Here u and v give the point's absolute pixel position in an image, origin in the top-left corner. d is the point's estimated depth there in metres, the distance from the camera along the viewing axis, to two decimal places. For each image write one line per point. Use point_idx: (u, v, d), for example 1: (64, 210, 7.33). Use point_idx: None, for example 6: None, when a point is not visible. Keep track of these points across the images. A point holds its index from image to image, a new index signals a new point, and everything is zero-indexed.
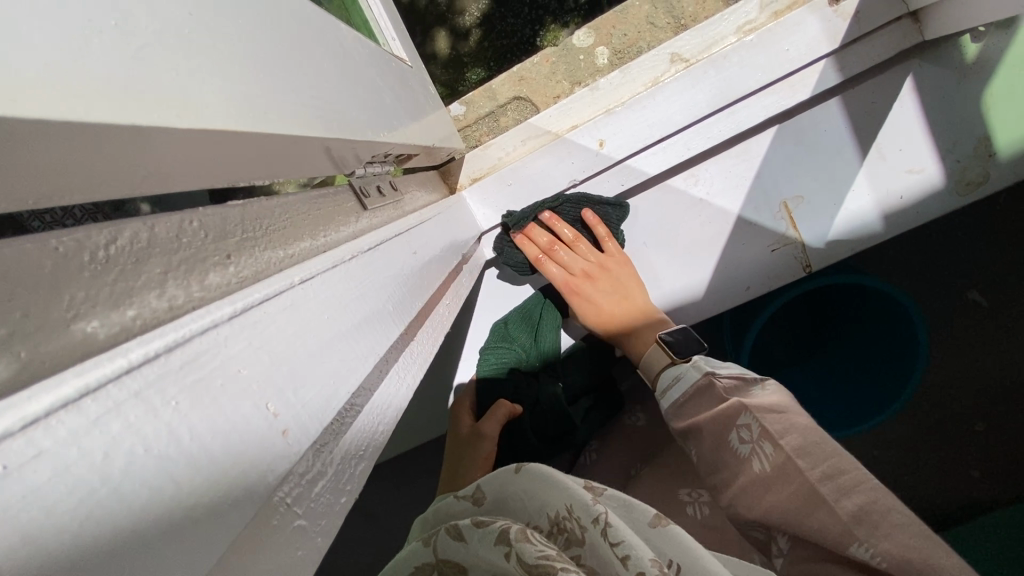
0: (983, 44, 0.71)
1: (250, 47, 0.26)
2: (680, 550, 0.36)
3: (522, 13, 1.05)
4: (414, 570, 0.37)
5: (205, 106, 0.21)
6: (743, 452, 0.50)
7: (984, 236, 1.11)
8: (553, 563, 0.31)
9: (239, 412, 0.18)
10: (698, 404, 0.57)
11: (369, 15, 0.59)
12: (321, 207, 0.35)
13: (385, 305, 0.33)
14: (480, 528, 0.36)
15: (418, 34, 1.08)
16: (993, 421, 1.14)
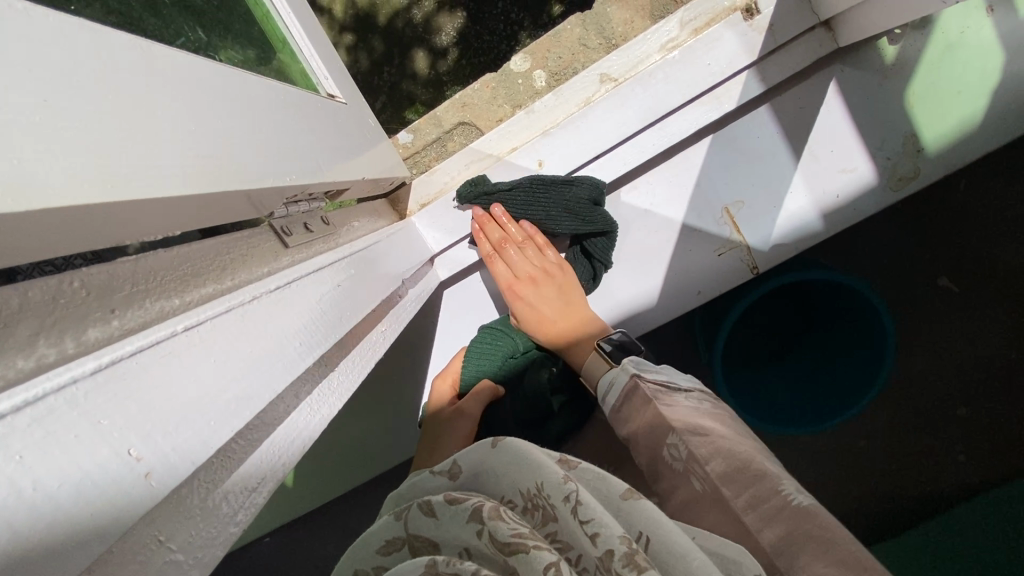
0: (900, 45, 0.74)
1: None
2: (647, 521, 0.39)
3: (496, 32, 1.19)
4: (386, 543, 0.40)
5: (70, 182, 0.23)
6: (677, 468, 0.50)
7: (946, 226, 1.17)
8: (525, 540, 0.34)
9: (95, 459, 0.20)
10: (633, 402, 0.58)
11: (301, 58, 0.62)
12: (233, 251, 0.38)
13: (293, 341, 0.35)
14: (451, 506, 0.38)
15: (399, 55, 1.21)
16: (975, 404, 1.19)
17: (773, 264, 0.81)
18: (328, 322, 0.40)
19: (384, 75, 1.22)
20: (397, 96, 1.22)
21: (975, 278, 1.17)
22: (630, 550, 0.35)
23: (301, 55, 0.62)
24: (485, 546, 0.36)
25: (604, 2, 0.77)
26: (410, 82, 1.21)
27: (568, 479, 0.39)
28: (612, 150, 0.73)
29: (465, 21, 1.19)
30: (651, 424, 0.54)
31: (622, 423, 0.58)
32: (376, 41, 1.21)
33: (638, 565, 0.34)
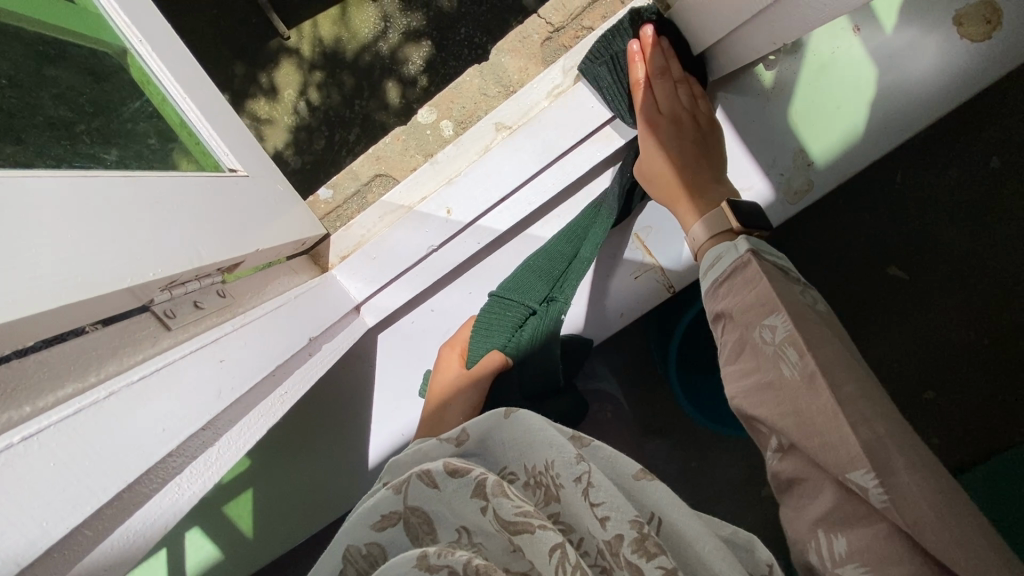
0: (776, 70, 0.79)
1: None
2: (662, 503, 0.49)
3: (461, 56, 1.30)
4: (382, 515, 0.50)
5: None
6: (768, 351, 0.52)
7: (892, 211, 1.21)
8: (531, 522, 0.46)
9: None
10: (737, 280, 0.57)
11: (201, 139, 0.66)
12: (106, 344, 0.41)
13: (154, 428, 0.38)
14: (456, 479, 0.49)
15: (371, 86, 1.33)
16: (940, 387, 1.22)
17: (688, 283, 0.85)
18: (204, 400, 0.43)
19: (359, 107, 1.33)
20: (371, 125, 1.33)
21: (920, 266, 1.22)
22: (639, 537, 0.45)
23: (206, 138, 0.66)
24: (490, 519, 0.48)
25: (498, 53, 0.82)
26: (385, 112, 1.32)
27: (579, 463, 0.49)
28: (515, 194, 0.77)
29: (431, 50, 1.31)
30: (757, 299, 0.54)
31: (717, 298, 0.59)
32: (347, 76, 1.33)
33: (642, 545, 0.45)
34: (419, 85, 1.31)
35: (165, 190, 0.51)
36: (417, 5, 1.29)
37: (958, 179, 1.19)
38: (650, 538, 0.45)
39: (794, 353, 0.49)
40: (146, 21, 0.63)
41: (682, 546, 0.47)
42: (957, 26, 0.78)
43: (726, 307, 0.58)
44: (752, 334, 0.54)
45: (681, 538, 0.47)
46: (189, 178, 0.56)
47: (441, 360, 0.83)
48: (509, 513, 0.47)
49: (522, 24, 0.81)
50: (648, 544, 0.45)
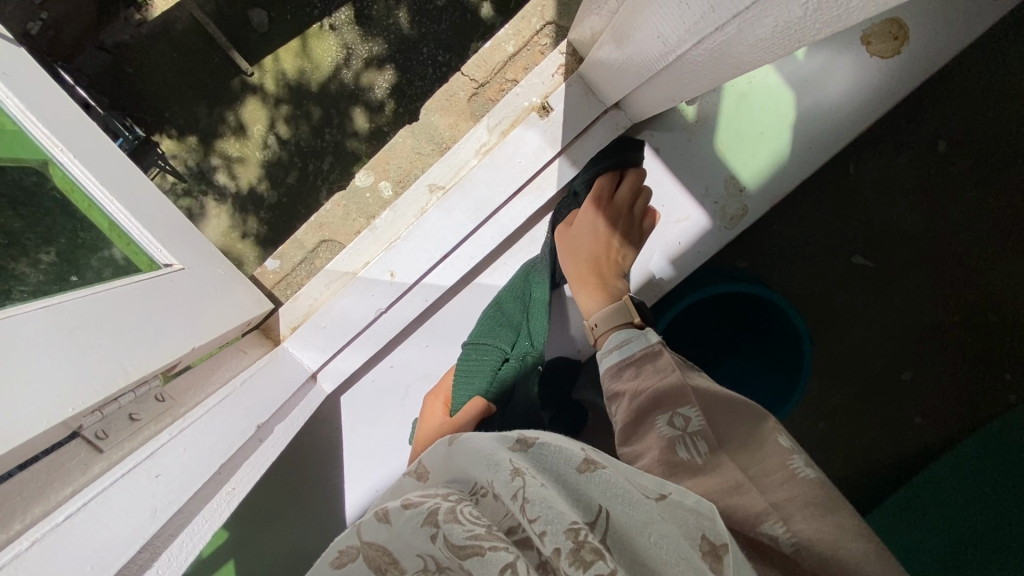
0: (697, 104, 0.81)
1: None
2: (606, 497, 0.45)
3: (426, 75, 1.31)
4: (340, 550, 0.46)
5: None
6: (664, 434, 0.54)
7: (850, 204, 1.21)
8: (481, 545, 0.42)
9: None
10: (645, 369, 0.61)
11: (132, 238, 0.67)
12: (29, 487, 0.41)
13: (85, 567, 0.39)
14: (407, 512, 0.47)
15: (339, 115, 1.32)
16: (917, 368, 1.24)
17: None
18: (136, 524, 0.44)
19: (329, 136, 1.33)
20: (344, 153, 1.33)
21: (884, 251, 1.22)
22: (577, 547, 0.40)
23: (137, 239, 0.67)
24: (440, 548, 0.43)
25: (427, 113, 0.83)
26: (355, 139, 1.32)
27: (516, 476, 0.45)
28: (457, 249, 0.79)
29: (395, 74, 1.31)
30: (667, 390, 0.57)
31: (622, 378, 0.62)
32: (314, 107, 1.32)
33: (583, 555, 0.39)
34: (386, 109, 1.32)
35: (93, 306, 0.52)
36: (376, 31, 1.30)
37: (907, 169, 1.20)
38: (588, 544, 0.40)
39: (702, 443, 0.52)
40: (68, 132, 0.65)
41: (633, 543, 0.42)
42: (866, 45, 0.80)
43: (630, 388, 0.60)
44: (655, 418, 0.56)
45: (633, 533, 0.42)
46: (116, 289, 0.56)
47: (427, 412, 0.83)
48: (461, 538, 0.43)
49: (447, 83, 0.83)
50: (585, 552, 0.39)
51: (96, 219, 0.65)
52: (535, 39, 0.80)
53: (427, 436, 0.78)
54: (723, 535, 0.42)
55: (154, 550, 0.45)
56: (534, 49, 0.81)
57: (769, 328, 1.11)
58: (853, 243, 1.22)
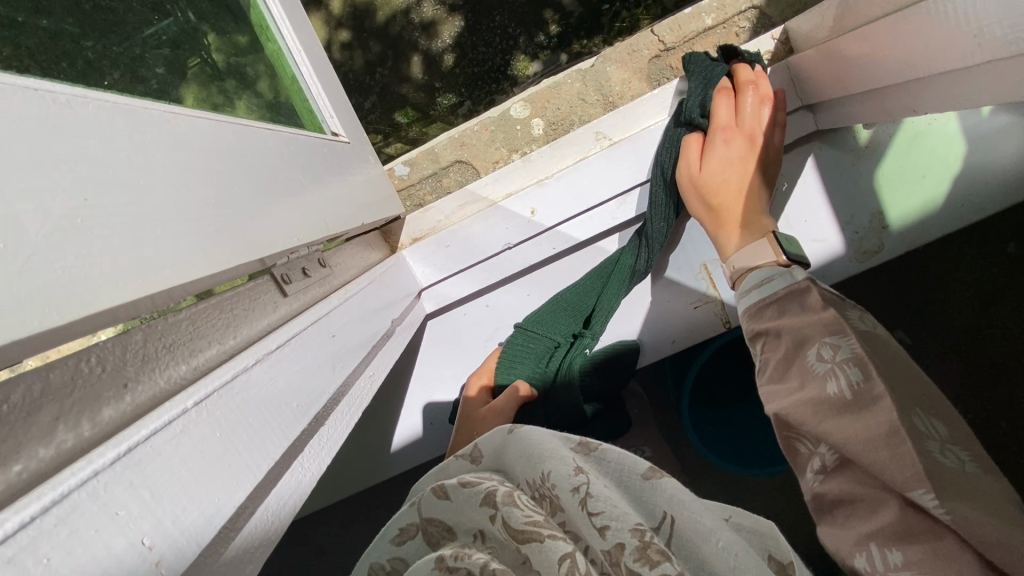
0: (873, 130, 0.80)
1: (166, 191, 0.28)
2: (671, 500, 0.42)
3: (493, 43, 1.09)
4: (399, 529, 0.45)
5: (87, 277, 0.22)
6: (818, 371, 0.50)
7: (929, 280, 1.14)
8: (540, 531, 0.39)
9: (113, 552, 0.21)
10: (790, 305, 0.57)
11: (308, 95, 0.64)
12: (235, 305, 0.38)
13: (286, 403, 0.35)
14: (465, 489, 0.43)
15: (390, 59, 1.11)
16: None
17: None
18: (319, 378, 0.41)
19: (378, 76, 1.12)
20: (389, 97, 1.12)
21: (927, 329, 1.14)
22: (642, 545, 0.38)
23: (314, 99, 0.64)
24: (500, 529, 0.40)
25: (603, 60, 0.81)
26: (402, 85, 1.11)
27: (578, 472, 0.42)
28: (601, 205, 0.77)
29: (463, 29, 1.09)
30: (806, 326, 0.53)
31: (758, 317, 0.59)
32: (371, 43, 1.11)
33: (646, 555, 0.38)
34: (443, 64, 1.10)
35: (291, 144, 0.49)
36: None
37: (971, 265, 1.13)
38: (654, 545, 0.38)
39: (858, 374, 0.47)
40: None
41: (698, 549, 0.40)
42: None
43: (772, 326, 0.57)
44: (803, 354, 0.52)
45: (697, 541, 0.40)
46: (303, 138, 0.53)
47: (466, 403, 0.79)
48: (518, 522, 0.40)
49: (633, 37, 0.80)
50: (651, 552, 0.38)
51: (281, 63, 0.61)
52: (735, 19, 0.78)
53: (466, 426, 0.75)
54: (789, 553, 0.39)
55: (326, 411, 0.42)
56: (730, 30, 0.78)
57: None
58: (896, 316, 1.15)
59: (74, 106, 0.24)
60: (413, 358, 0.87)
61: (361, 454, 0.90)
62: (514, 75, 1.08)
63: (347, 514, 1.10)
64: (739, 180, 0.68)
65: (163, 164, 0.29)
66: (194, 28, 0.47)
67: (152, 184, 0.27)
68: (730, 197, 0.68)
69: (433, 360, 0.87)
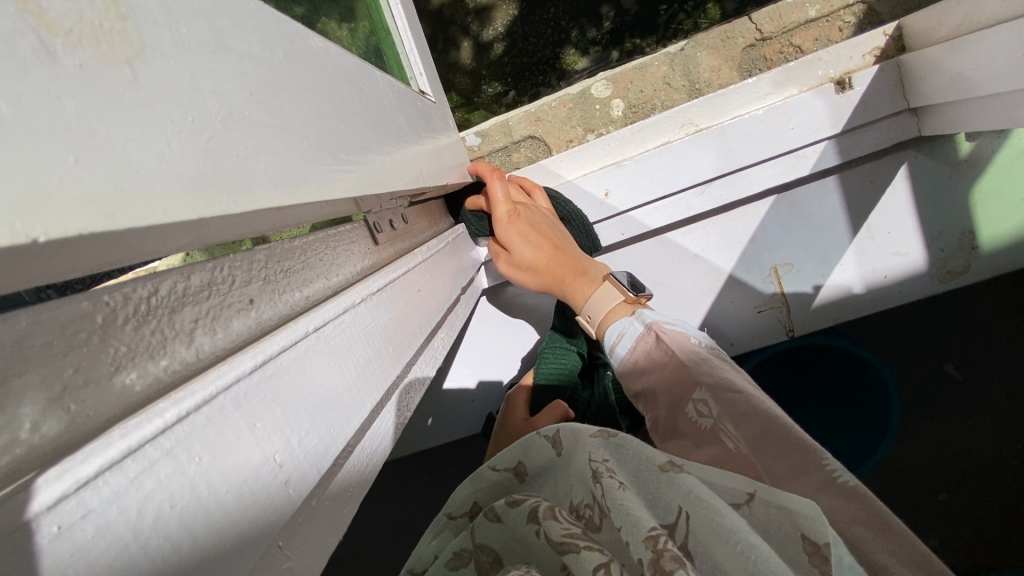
0: (976, 143, 0.74)
1: (304, 104, 0.27)
2: (689, 499, 0.36)
3: (546, 35, 1.05)
4: (453, 555, 0.40)
5: (251, 171, 0.20)
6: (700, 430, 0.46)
7: (989, 317, 1.07)
8: (578, 542, 0.35)
9: (251, 465, 0.20)
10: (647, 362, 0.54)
11: (401, 50, 0.62)
12: (338, 244, 0.37)
13: (385, 347, 0.34)
14: (513, 508, 0.40)
15: (440, 42, 1.08)
16: (959, 492, 1.08)
17: (809, 329, 0.83)
18: (410, 330, 0.40)
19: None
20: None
21: (993, 369, 1.08)
22: (655, 556, 0.32)
23: (406, 54, 0.62)
24: (542, 547, 0.36)
25: (695, 45, 0.78)
26: (450, 71, 1.08)
27: (597, 480, 0.39)
28: (680, 193, 0.74)
29: (516, 18, 1.05)
30: (674, 379, 0.50)
31: (633, 378, 0.55)
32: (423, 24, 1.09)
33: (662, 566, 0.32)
34: (491, 54, 1.06)
35: (395, 91, 0.48)
36: None
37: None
38: (668, 552, 0.32)
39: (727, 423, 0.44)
40: None
41: (713, 551, 0.34)
42: None
43: (647, 387, 0.53)
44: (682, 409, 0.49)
45: (715, 544, 0.34)
46: (402, 88, 0.51)
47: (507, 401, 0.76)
48: (557, 535, 0.36)
49: (729, 23, 0.77)
50: (665, 561, 0.32)
51: (380, 12, 0.60)
52: (840, 13, 0.74)
53: (503, 425, 0.72)
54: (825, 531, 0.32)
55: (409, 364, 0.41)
56: (835, 24, 0.74)
57: (853, 398, 1.05)
58: (953, 349, 1.08)
59: (240, 2, 0.23)
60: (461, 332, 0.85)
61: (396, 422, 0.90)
62: (562, 70, 1.05)
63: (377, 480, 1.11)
64: (552, 246, 0.66)
65: (303, 78, 0.28)
66: None
67: (293, 96, 0.26)
68: (556, 263, 0.66)
69: (480, 337, 0.85)
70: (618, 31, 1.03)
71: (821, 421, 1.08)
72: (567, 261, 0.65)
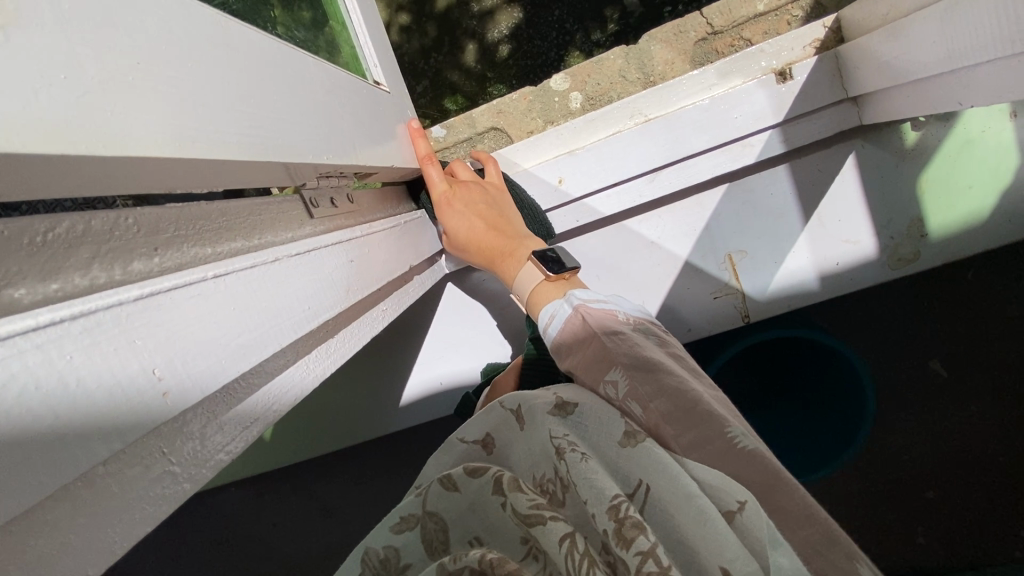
0: (921, 132, 0.77)
1: (210, 76, 0.31)
2: (648, 470, 0.41)
3: (550, 36, 1.09)
4: (402, 518, 0.43)
5: (131, 125, 0.24)
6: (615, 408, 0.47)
7: (962, 309, 1.08)
8: (543, 513, 0.39)
9: (125, 372, 0.23)
10: (574, 342, 0.54)
11: (356, 43, 0.66)
12: (265, 213, 0.41)
13: (300, 303, 0.38)
14: (475, 479, 0.43)
15: (446, 45, 1.12)
16: (944, 488, 1.10)
17: (765, 315, 0.85)
18: (335, 293, 0.43)
19: (430, 62, 1.13)
20: (440, 83, 1.13)
21: (962, 360, 1.09)
22: (618, 526, 0.37)
23: (361, 46, 0.66)
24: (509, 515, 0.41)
25: (649, 39, 0.81)
26: (457, 72, 1.12)
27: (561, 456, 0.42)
28: (631, 181, 0.78)
29: (521, 21, 1.09)
30: (595, 357, 0.51)
31: (561, 355, 0.56)
32: (431, 28, 1.13)
33: (622, 533, 0.37)
34: (497, 55, 1.11)
35: (336, 79, 0.52)
36: None
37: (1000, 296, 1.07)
38: (629, 519, 0.37)
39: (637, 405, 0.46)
40: None
41: (671, 515, 0.38)
42: None
43: (571, 365, 0.53)
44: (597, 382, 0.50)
45: (675, 511, 0.38)
46: (346, 76, 0.55)
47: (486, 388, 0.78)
48: (524, 506, 0.40)
49: (682, 18, 0.80)
50: (627, 529, 0.36)
51: (335, 7, 0.64)
52: (788, 7, 0.77)
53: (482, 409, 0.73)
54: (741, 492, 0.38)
55: (336, 327, 0.45)
56: (782, 17, 0.77)
57: (818, 389, 1.06)
58: (923, 341, 1.09)
59: None
60: (427, 317, 0.89)
61: (367, 404, 0.93)
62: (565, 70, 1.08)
63: (357, 464, 1.15)
64: (485, 225, 0.69)
65: (212, 56, 0.31)
66: None
67: (196, 70, 0.30)
68: (490, 239, 0.68)
69: (446, 322, 0.89)
70: (619, 32, 1.07)
71: (793, 412, 1.09)
72: (496, 239, 0.68)
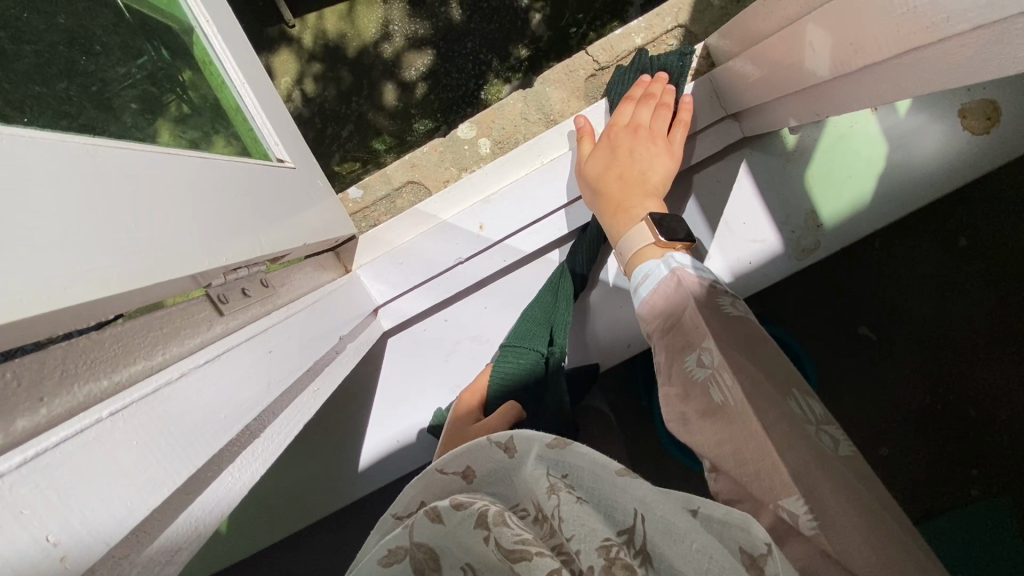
0: (799, 135, 0.85)
1: (87, 214, 0.31)
2: (643, 503, 0.40)
3: (466, 69, 1.11)
4: (387, 552, 0.39)
5: None
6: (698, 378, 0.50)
7: None
8: (528, 549, 0.36)
9: (13, 547, 0.22)
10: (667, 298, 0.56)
11: (251, 123, 0.66)
12: (165, 325, 0.40)
13: (218, 413, 0.37)
14: (458, 511, 0.40)
15: (366, 87, 1.13)
16: (897, 444, 1.08)
17: None
18: (257, 391, 0.43)
19: (354, 105, 1.13)
20: (364, 127, 1.14)
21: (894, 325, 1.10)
22: (608, 563, 0.37)
23: (258, 127, 0.66)
24: (492, 552, 0.37)
25: (544, 81, 0.85)
26: (380, 113, 1.13)
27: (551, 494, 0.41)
28: (547, 216, 0.81)
29: (434, 59, 1.12)
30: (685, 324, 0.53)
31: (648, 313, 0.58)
32: (346, 72, 1.13)
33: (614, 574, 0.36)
34: (417, 92, 1.12)
35: (236, 170, 0.52)
36: (426, 11, 1.11)
37: (921, 260, 1.09)
38: (619, 560, 0.37)
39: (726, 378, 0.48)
40: (213, 5, 0.63)
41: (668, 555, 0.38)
42: (961, 118, 0.84)
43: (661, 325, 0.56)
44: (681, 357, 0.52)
45: (669, 546, 0.38)
46: (247, 163, 0.55)
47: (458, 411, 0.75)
48: (509, 542, 0.37)
49: (570, 58, 0.85)
50: (616, 569, 0.37)
51: (222, 92, 0.63)
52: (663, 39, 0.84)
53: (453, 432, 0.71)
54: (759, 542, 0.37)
55: (263, 423, 0.44)
56: (660, 48, 0.84)
57: None
58: None
59: None
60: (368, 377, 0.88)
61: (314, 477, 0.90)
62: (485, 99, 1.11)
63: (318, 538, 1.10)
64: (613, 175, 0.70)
65: (86, 194, 0.31)
66: (146, 75, 0.51)
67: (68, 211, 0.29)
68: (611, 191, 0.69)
69: (391, 378, 0.87)
70: (530, 61, 1.11)
71: None
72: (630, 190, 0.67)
